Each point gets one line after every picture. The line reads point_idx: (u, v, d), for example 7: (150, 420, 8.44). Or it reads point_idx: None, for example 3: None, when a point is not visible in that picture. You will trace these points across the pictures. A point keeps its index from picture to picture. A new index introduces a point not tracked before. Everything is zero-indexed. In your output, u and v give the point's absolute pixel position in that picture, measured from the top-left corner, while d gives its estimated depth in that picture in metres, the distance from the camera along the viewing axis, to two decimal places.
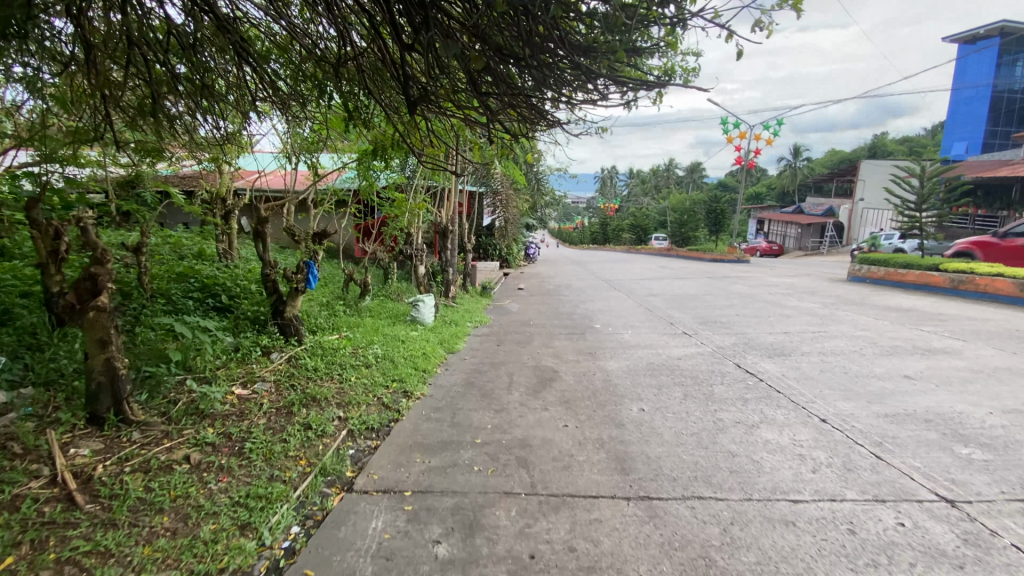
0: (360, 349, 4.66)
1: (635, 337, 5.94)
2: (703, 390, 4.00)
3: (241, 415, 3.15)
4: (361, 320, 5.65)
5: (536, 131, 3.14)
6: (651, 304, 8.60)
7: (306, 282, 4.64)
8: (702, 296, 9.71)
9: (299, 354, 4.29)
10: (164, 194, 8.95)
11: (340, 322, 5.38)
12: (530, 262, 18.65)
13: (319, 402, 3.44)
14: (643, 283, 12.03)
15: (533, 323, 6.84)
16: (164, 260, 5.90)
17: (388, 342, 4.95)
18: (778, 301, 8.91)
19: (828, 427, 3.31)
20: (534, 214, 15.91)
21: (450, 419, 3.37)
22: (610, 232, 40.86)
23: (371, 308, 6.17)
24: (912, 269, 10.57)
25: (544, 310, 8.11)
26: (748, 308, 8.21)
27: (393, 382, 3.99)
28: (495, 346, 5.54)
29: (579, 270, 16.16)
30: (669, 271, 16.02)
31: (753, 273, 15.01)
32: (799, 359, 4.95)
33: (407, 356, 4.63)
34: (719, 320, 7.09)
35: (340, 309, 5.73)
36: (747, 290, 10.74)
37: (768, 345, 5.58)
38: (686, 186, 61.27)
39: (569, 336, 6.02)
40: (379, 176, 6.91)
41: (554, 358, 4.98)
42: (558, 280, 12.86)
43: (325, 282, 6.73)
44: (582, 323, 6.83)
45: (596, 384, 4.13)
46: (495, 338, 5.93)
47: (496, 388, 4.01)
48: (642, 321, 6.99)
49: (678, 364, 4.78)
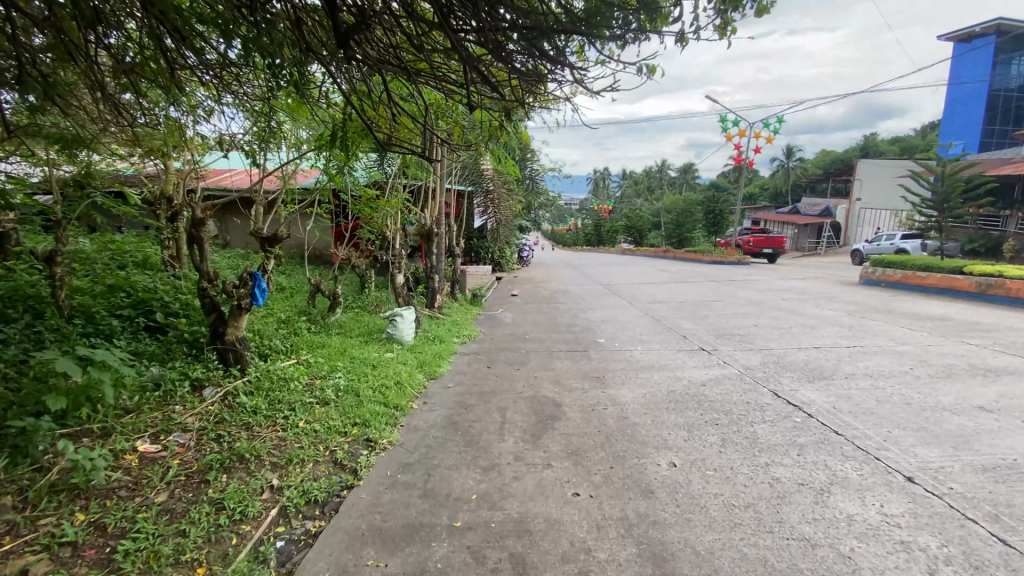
0: (318, 379, 3.82)
1: (647, 356, 5.13)
2: (744, 433, 3.20)
3: (132, 490, 2.38)
4: (327, 339, 4.81)
5: (537, 93, 2.36)
6: (658, 313, 7.81)
7: (252, 299, 3.79)
8: (712, 302, 8.96)
9: (239, 389, 3.45)
10: (120, 195, 8.10)
11: (300, 344, 4.53)
12: (524, 264, 17.90)
13: (248, 463, 2.61)
14: (645, 288, 11.28)
15: (528, 338, 6.02)
16: (96, 271, 5.06)
17: (354, 368, 4.10)
18: (796, 308, 8.17)
19: (920, 491, 2.52)
20: (528, 215, 15.14)
21: (422, 485, 2.54)
22: (604, 234, 40.24)
23: (341, 324, 5.32)
24: (933, 272, 9.87)
25: (540, 320, 7.29)
26: (765, 317, 7.43)
27: (352, 427, 3.16)
28: (485, 370, 4.70)
29: (575, 273, 15.39)
30: (668, 273, 15.27)
31: (758, 276, 14.33)
32: (846, 385, 4.17)
33: (376, 388, 3.78)
34: (737, 333, 6.30)
35: (302, 327, 4.89)
36: (757, 295, 10.02)
37: (802, 365, 4.79)
38: (679, 187, 60.88)
39: (571, 354, 5.19)
40: (350, 172, 6.09)
41: (555, 385, 4.16)
42: (555, 285, 12.10)
43: (290, 294, 5.89)
44: (584, 338, 6.01)
45: (609, 424, 3.31)
46: (485, 359, 5.09)
47: (484, 433, 3.17)
48: (651, 335, 6.18)
49: (704, 392, 3.97)
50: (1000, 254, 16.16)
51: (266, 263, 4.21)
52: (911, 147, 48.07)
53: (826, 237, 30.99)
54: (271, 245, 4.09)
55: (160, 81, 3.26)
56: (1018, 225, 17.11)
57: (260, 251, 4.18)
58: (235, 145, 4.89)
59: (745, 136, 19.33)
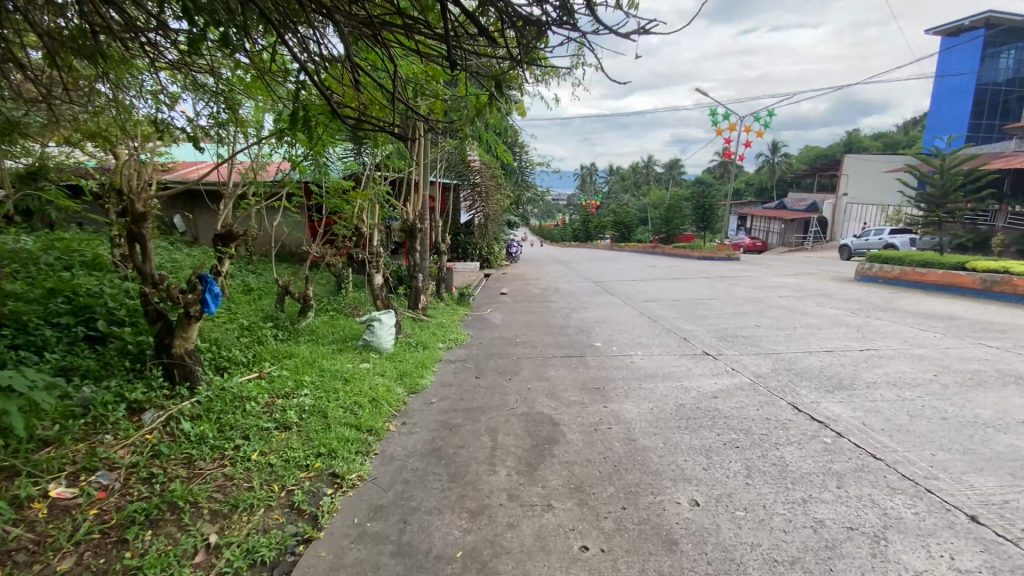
0: (281, 398, 3.34)
1: (648, 362, 4.71)
2: (770, 458, 2.79)
3: (32, 552, 1.89)
4: (296, 348, 4.32)
5: (538, 50, 1.91)
6: (654, 313, 7.41)
7: (204, 305, 3.28)
8: (709, 300, 8.58)
9: (185, 412, 2.96)
10: (76, 187, 7.47)
11: (264, 354, 4.05)
12: (512, 260, 17.49)
13: (182, 513, 2.14)
14: (637, 285, 10.89)
15: (518, 342, 5.57)
16: (34, 273, 4.50)
17: (323, 382, 3.64)
18: (797, 307, 7.82)
19: (990, 536, 2.13)
20: (516, 210, 14.68)
21: (396, 538, 2.09)
22: (592, 229, 39.86)
23: (312, 330, 4.84)
24: (933, 267, 9.62)
25: (531, 322, 6.85)
26: (767, 316, 7.07)
27: (316, 458, 2.69)
28: (473, 380, 4.25)
29: (565, 269, 15.00)
30: (659, 269, 14.89)
31: (751, 271, 14.03)
32: (870, 396, 3.79)
33: (347, 406, 3.33)
34: (741, 334, 5.92)
35: (267, 335, 4.38)
36: (754, 292, 9.68)
37: (817, 372, 4.42)
38: (666, 182, 60.81)
39: (566, 361, 4.76)
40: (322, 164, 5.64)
41: (551, 398, 3.72)
42: (544, 282, 11.66)
43: (257, 297, 5.37)
44: (579, 341, 5.58)
45: (616, 449, 2.88)
46: (472, 367, 4.63)
47: (471, 463, 2.73)
48: (650, 337, 5.78)
49: (717, 406, 3.56)
50: (988, 248, 16.10)
51: (222, 264, 3.73)
52: (895, 142, 48.34)
53: (813, 231, 30.95)
54: (227, 243, 3.59)
55: (92, 60, 2.78)
56: (1006, 219, 17.06)
57: (214, 251, 3.67)
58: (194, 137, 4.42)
59: (736, 129, 19.07)
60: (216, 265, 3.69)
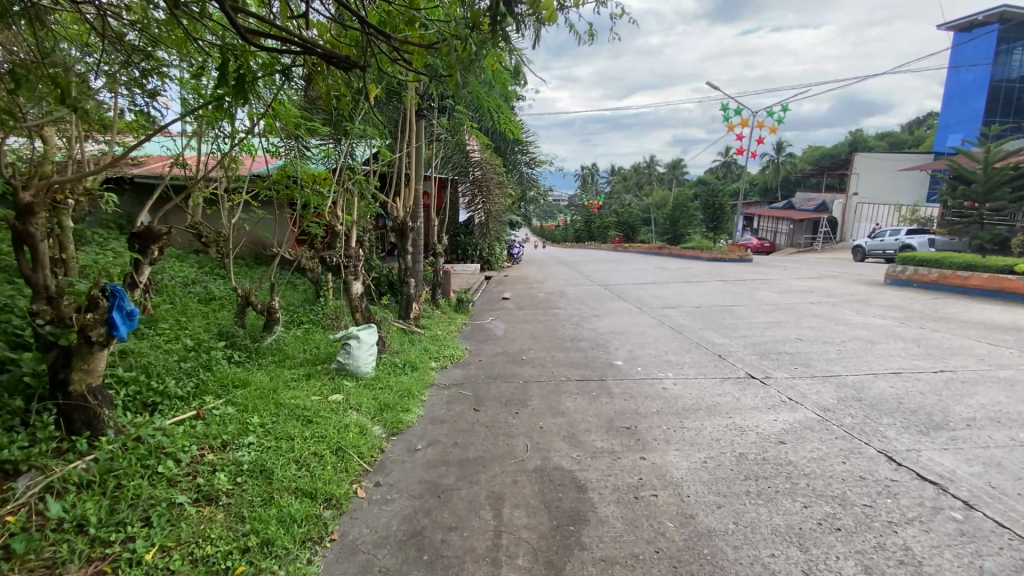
0: (214, 452, 2.52)
1: (685, 388, 3.87)
2: (892, 552, 1.97)
3: None
4: (252, 374, 3.50)
5: None
6: (677, 322, 6.58)
7: (110, 327, 2.45)
8: (733, 307, 7.76)
9: (74, 480, 2.16)
10: None
11: (206, 385, 3.23)
12: (514, 262, 16.66)
13: None
14: (650, 289, 10.05)
15: (524, 360, 4.73)
16: None
17: (276, 425, 2.81)
18: (835, 315, 6.99)
19: None
20: (519, 209, 13.93)
21: None
22: (596, 229, 38.93)
23: (278, 349, 4.04)
24: (976, 271, 8.79)
25: (537, 333, 6.01)
26: (805, 327, 6.23)
27: (242, 555, 1.88)
28: (471, 413, 3.42)
29: (569, 272, 14.15)
30: (670, 271, 14.05)
31: (768, 274, 13.19)
32: (980, 442, 2.97)
33: (302, 463, 2.51)
34: (783, 350, 5.08)
35: (218, 358, 3.57)
36: (778, 297, 8.86)
37: (895, 404, 3.58)
38: (668, 182, 59.92)
39: (583, 387, 3.92)
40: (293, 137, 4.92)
41: (571, 444, 2.88)
42: (550, 286, 10.83)
43: (216, 308, 4.55)
44: (596, 359, 4.74)
45: (670, 536, 2.04)
46: (470, 395, 3.79)
47: (467, 561, 1.90)
48: (678, 352, 4.95)
49: (789, 458, 2.72)
50: None
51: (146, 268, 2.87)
52: (901, 141, 47.49)
53: (824, 231, 30.02)
54: (146, 244, 2.77)
55: None
56: None
57: (135, 252, 2.78)
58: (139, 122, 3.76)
59: (746, 126, 18.25)
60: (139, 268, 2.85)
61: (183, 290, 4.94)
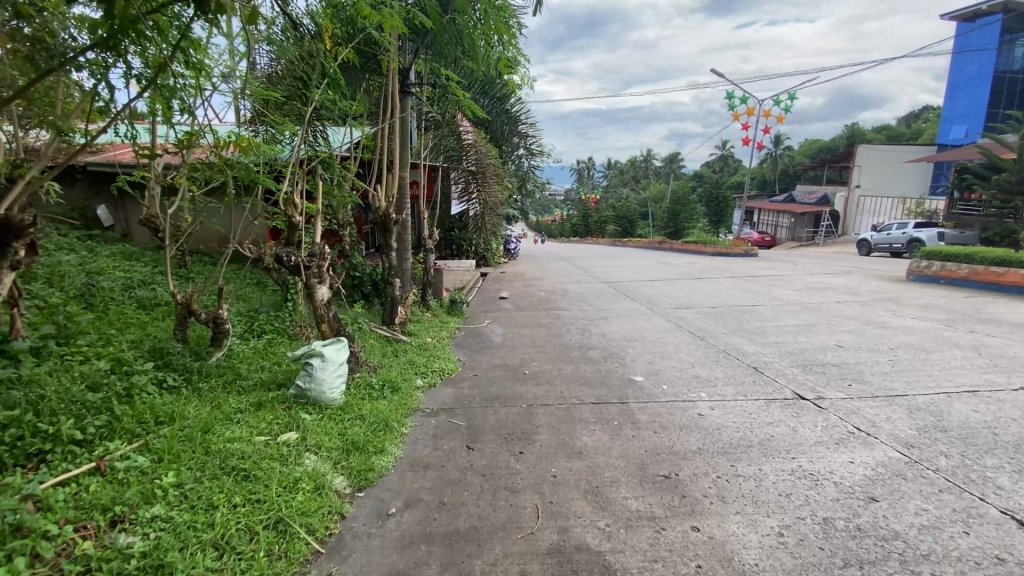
0: (95, 541, 1.80)
1: (727, 415, 3.16)
2: None
3: None
4: (181, 408, 2.75)
5: None
6: (696, 326, 5.86)
7: None
8: (754, 307, 7.04)
9: None
10: None
11: (115, 425, 2.50)
12: (510, 257, 15.84)
13: None
14: (658, 287, 9.31)
15: (527, 375, 4.00)
16: None
17: (195, 488, 2.10)
18: (869, 316, 6.29)
19: None
20: (515, 202, 13.17)
21: None
22: (593, 224, 38.18)
23: (225, 370, 3.32)
24: (1012, 267, 8.09)
25: (540, 339, 5.28)
26: (841, 331, 5.52)
27: None
28: (464, 453, 2.69)
29: (568, 268, 13.38)
30: (674, 267, 13.28)
31: (779, 270, 12.47)
32: None
33: (222, 550, 1.81)
34: (826, 362, 4.37)
35: (138, 388, 2.82)
36: (799, 295, 8.15)
37: (991, 436, 2.88)
38: (665, 176, 59.21)
39: (602, 414, 3.20)
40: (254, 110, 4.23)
41: (597, 506, 2.17)
42: (549, 284, 10.09)
43: (156, 319, 3.80)
44: (612, 374, 4.01)
45: None
46: (462, 425, 3.06)
47: None
48: (707, 365, 4.23)
49: (892, 530, 2.01)
50: None
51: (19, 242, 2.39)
52: (900, 135, 46.85)
53: (825, 225, 29.34)
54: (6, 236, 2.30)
55: None
56: None
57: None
58: (57, 95, 3.13)
59: (753, 115, 17.52)
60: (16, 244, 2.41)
61: (124, 294, 4.21)
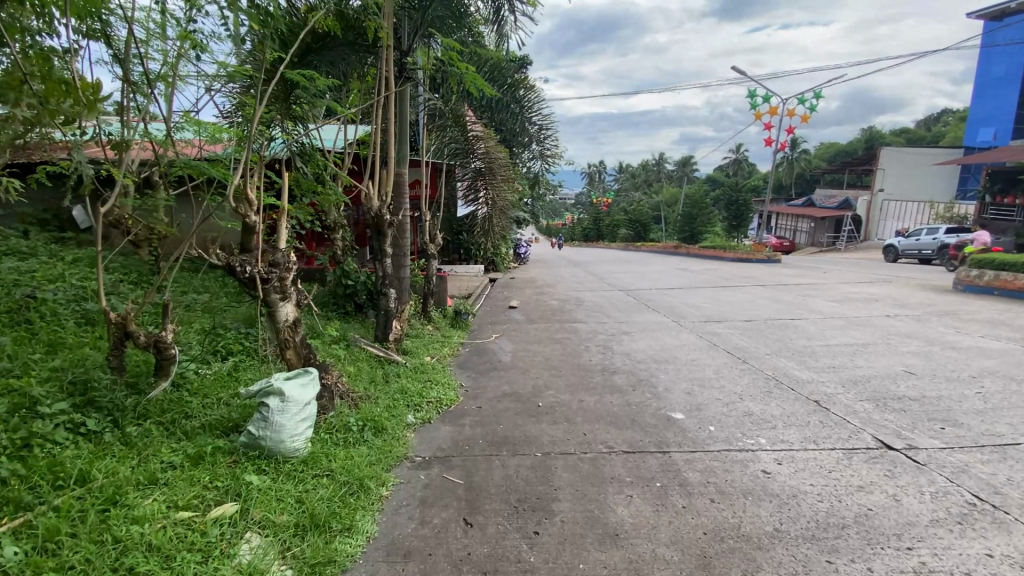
0: None
1: (801, 475, 2.46)
2: None
3: None
4: (88, 469, 2.09)
5: None
6: (733, 344, 5.12)
7: None
8: (793, 321, 6.28)
9: None
10: None
11: None
12: (518, 262, 15.06)
13: None
14: (681, 296, 8.59)
15: (542, 409, 3.31)
16: None
17: None
18: (930, 334, 5.51)
19: None
20: (525, 204, 12.47)
21: None
22: (605, 228, 37.41)
23: (168, 407, 2.69)
24: None
25: (554, 360, 4.58)
26: (904, 353, 4.77)
27: None
28: (459, 533, 2.02)
29: (580, 275, 12.58)
30: (694, 274, 12.49)
31: (808, 277, 11.64)
32: None
33: None
34: (902, 395, 3.63)
35: (37, 441, 2.17)
36: (841, 307, 7.37)
37: None
38: (678, 180, 58.22)
39: (639, 469, 2.50)
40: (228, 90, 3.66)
41: None
42: (562, 292, 9.37)
43: (95, 341, 3.16)
44: (645, 409, 3.31)
45: None
46: (460, 485, 2.38)
47: None
48: (758, 398, 3.51)
49: None
50: None
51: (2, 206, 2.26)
52: (922, 139, 45.41)
53: (847, 230, 28.15)
54: None
55: None
56: None
57: None
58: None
59: (775, 115, 16.68)
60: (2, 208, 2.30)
61: (73, 309, 3.62)
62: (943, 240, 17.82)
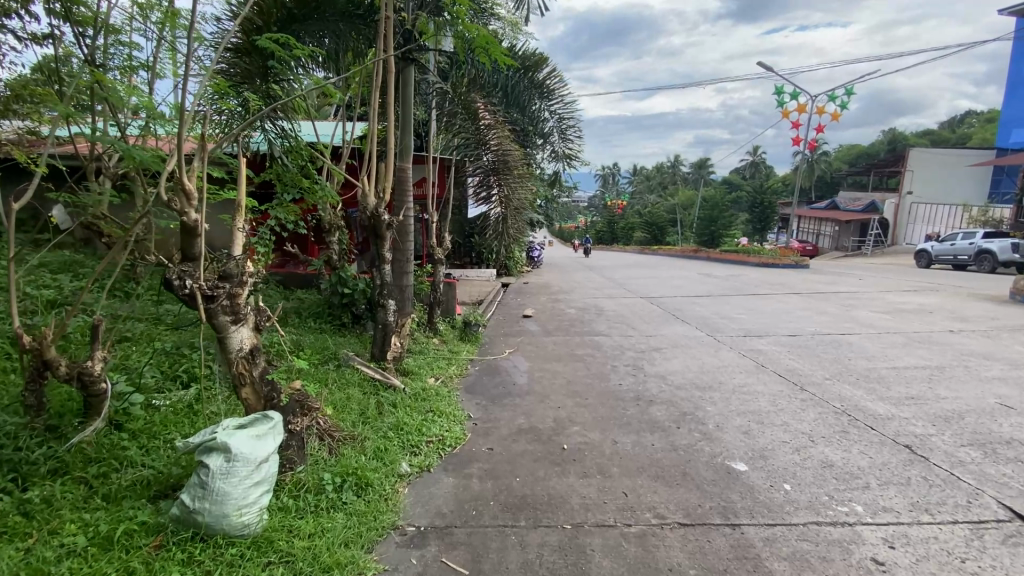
0: None
1: (927, 570, 1.83)
2: None
3: None
4: None
5: None
6: (783, 365, 4.43)
7: None
8: (844, 337, 5.56)
9: None
10: None
11: None
12: (531, 265, 14.40)
13: None
14: (710, 306, 7.89)
15: (568, 454, 2.68)
16: None
17: None
18: (1011, 356, 4.77)
19: None
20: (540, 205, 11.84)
21: None
22: (619, 231, 36.62)
23: (97, 457, 2.12)
24: None
25: (578, 384, 3.94)
26: (989, 380, 4.05)
27: None
28: None
29: (597, 280, 11.86)
30: (718, 280, 11.76)
31: (842, 285, 10.84)
32: None
33: None
34: (1012, 440, 2.94)
35: None
36: (893, 320, 6.60)
37: None
38: (694, 182, 57.15)
39: (705, 556, 1.87)
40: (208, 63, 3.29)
41: None
42: (580, 299, 8.73)
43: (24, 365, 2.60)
44: (697, 456, 2.66)
45: None
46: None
47: None
48: (834, 441, 2.84)
49: None
50: None
51: (16, 199, 2.06)
52: (949, 140, 43.91)
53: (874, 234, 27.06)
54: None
55: None
56: None
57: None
58: None
59: (803, 113, 15.85)
60: (7, 199, 2.10)
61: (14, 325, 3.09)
62: (980, 245, 16.84)
